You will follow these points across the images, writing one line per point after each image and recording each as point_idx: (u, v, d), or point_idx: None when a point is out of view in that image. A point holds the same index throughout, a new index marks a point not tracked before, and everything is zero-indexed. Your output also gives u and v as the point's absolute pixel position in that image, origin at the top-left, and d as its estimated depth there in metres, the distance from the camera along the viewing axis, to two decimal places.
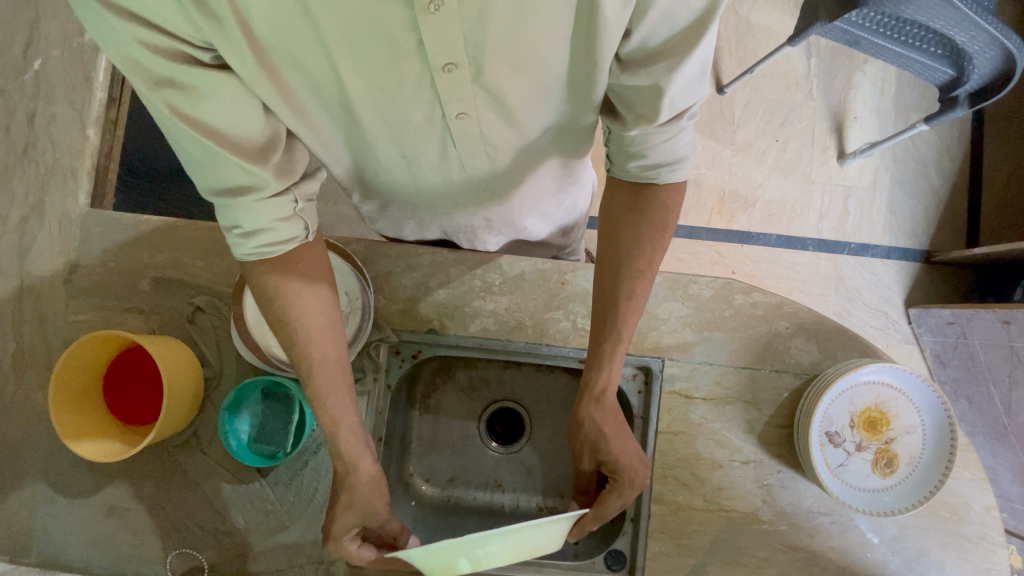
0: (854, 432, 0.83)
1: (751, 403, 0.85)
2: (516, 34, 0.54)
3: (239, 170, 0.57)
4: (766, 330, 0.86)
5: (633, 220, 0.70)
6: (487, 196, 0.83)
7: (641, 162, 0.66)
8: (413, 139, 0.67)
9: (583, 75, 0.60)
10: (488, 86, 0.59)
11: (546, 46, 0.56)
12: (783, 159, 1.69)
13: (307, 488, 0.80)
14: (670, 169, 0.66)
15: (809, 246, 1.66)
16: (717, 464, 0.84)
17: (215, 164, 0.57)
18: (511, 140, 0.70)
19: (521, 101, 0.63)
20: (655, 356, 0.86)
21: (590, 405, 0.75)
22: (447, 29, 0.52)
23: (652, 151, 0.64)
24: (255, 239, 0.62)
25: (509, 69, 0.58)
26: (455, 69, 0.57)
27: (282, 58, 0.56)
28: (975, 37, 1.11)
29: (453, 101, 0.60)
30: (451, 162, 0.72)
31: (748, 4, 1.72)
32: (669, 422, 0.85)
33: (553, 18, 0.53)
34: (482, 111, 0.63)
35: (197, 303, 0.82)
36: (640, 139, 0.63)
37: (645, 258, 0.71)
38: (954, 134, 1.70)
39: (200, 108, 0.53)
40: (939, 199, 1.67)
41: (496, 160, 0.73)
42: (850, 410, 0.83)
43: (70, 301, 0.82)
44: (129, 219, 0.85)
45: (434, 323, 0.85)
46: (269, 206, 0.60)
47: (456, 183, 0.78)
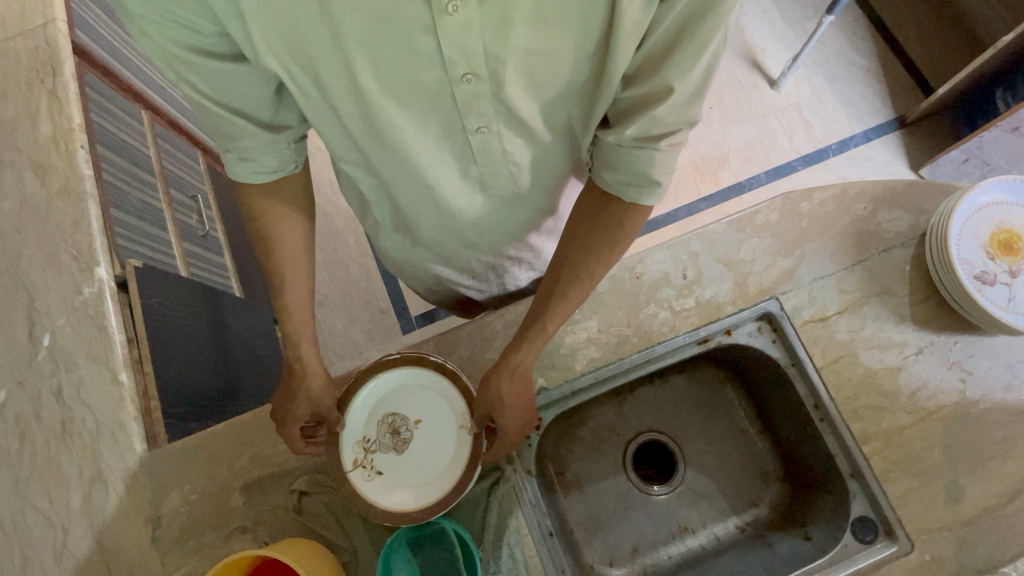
0: (998, 262, 0.78)
1: (885, 293, 0.78)
2: (536, 41, 0.52)
3: (235, 121, 0.60)
4: (849, 220, 0.81)
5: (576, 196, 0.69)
6: (519, 212, 0.84)
7: (612, 175, 0.62)
8: (433, 164, 0.66)
9: (592, 83, 0.59)
10: (508, 104, 0.58)
11: (564, 57, 0.54)
12: (727, 110, 1.76)
13: None
14: (639, 192, 0.61)
15: (798, 166, 1.69)
16: (895, 369, 0.75)
17: (215, 114, 0.59)
18: (527, 156, 0.69)
19: (535, 113, 0.62)
20: (768, 298, 0.79)
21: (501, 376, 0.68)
22: (464, 36, 0.49)
23: (625, 166, 0.60)
24: (243, 163, 0.63)
25: (526, 84, 0.57)
26: (474, 82, 0.55)
27: (299, 65, 0.54)
28: None
29: (473, 116, 0.59)
30: (471, 177, 0.70)
31: None
32: (823, 354, 0.77)
33: (569, 36, 0.52)
34: (501, 125, 0.62)
35: (299, 487, 0.74)
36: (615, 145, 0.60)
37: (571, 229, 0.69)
38: (850, 19, 1.82)
39: (202, 76, 0.55)
40: (875, 73, 1.75)
41: (518, 176, 0.72)
42: (979, 244, 0.78)
43: (171, 557, 0.73)
44: (190, 443, 0.77)
45: (540, 381, 0.78)
46: (263, 145, 0.62)
47: (483, 202, 0.77)
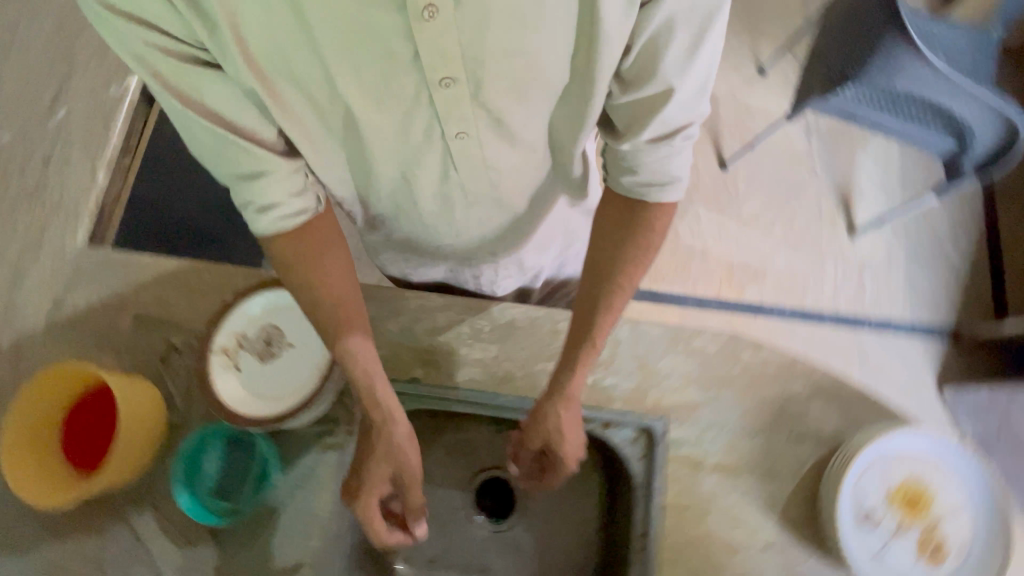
0: (890, 511, 0.73)
1: (769, 474, 0.75)
2: (510, 45, 0.55)
3: (246, 154, 0.60)
4: (779, 391, 0.78)
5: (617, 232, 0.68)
6: (495, 226, 0.86)
7: (632, 178, 0.65)
8: (416, 163, 0.68)
9: (583, 94, 0.62)
10: (488, 105, 0.61)
11: (543, 62, 0.57)
12: (791, 233, 1.68)
13: (262, 556, 0.72)
14: (661, 189, 0.65)
15: (827, 319, 1.59)
16: (733, 547, 0.73)
17: (225, 150, 0.60)
18: (514, 164, 0.71)
19: (521, 121, 0.64)
20: (658, 417, 0.77)
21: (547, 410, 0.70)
22: (440, 39, 0.52)
23: (643, 166, 0.64)
24: (266, 215, 0.63)
25: (509, 89, 0.59)
26: (454, 86, 0.57)
27: (276, 73, 0.57)
28: (973, 110, 1.13)
29: (453, 120, 0.61)
30: (451, 187, 0.72)
31: (746, 89, 1.80)
32: (676, 494, 0.75)
33: (554, 37, 0.55)
34: (483, 131, 0.64)
35: (173, 341, 0.79)
36: (634, 150, 0.63)
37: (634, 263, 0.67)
38: (965, 211, 1.68)
39: (203, 92, 0.56)
40: (960, 275, 1.61)
41: (499, 185, 0.73)
42: (880, 484, 0.73)
43: (50, 338, 0.81)
44: (119, 257, 0.85)
45: (417, 372, 0.80)
46: (280, 180, 0.62)
47: (460, 215, 0.79)
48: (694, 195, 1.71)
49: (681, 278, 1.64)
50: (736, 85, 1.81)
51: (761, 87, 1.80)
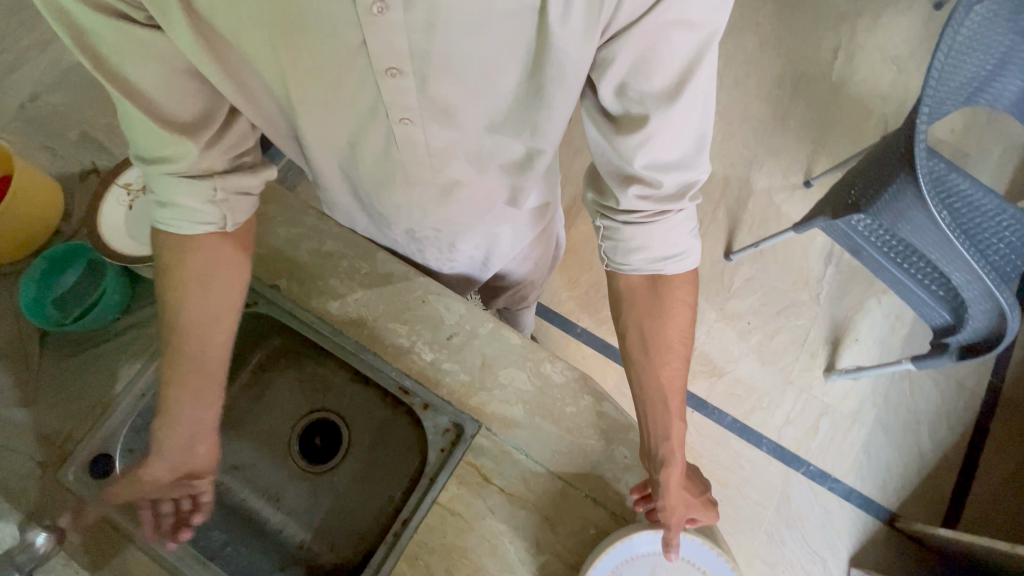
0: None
1: (548, 521, 0.71)
2: (461, 47, 0.54)
3: (161, 140, 0.62)
4: (600, 448, 0.74)
5: (655, 334, 0.68)
6: (428, 211, 0.83)
7: (644, 255, 0.64)
8: (364, 138, 0.68)
9: (534, 104, 0.61)
10: (433, 99, 0.60)
11: (497, 65, 0.57)
12: (767, 346, 1.59)
13: (71, 376, 0.77)
14: (674, 260, 0.64)
15: (764, 445, 1.50)
16: (478, 572, 0.69)
17: (140, 132, 0.62)
18: (460, 154, 0.70)
19: (470, 116, 0.63)
20: (473, 419, 0.76)
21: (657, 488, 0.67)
22: (389, 31, 0.52)
23: (654, 243, 0.63)
24: (164, 211, 0.65)
25: (457, 85, 0.59)
26: (399, 76, 0.57)
27: (222, 29, 0.56)
28: (970, 282, 1.04)
29: (397, 107, 0.61)
30: (393, 168, 0.72)
31: (784, 193, 1.74)
32: (451, 497, 0.73)
33: (511, 45, 0.54)
34: (428, 122, 0.63)
35: (98, 166, 0.86)
36: (640, 222, 0.62)
37: (674, 366, 0.68)
38: (959, 402, 1.54)
39: (129, 66, 0.57)
40: (924, 462, 1.48)
41: (440, 173, 0.73)
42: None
43: (10, 122, 0.89)
44: (101, 83, 0.93)
45: (282, 282, 0.82)
46: (184, 187, 0.63)
47: (396, 192, 0.78)
48: None
49: None
50: (776, 186, 1.75)
51: (800, 196, 1.74)
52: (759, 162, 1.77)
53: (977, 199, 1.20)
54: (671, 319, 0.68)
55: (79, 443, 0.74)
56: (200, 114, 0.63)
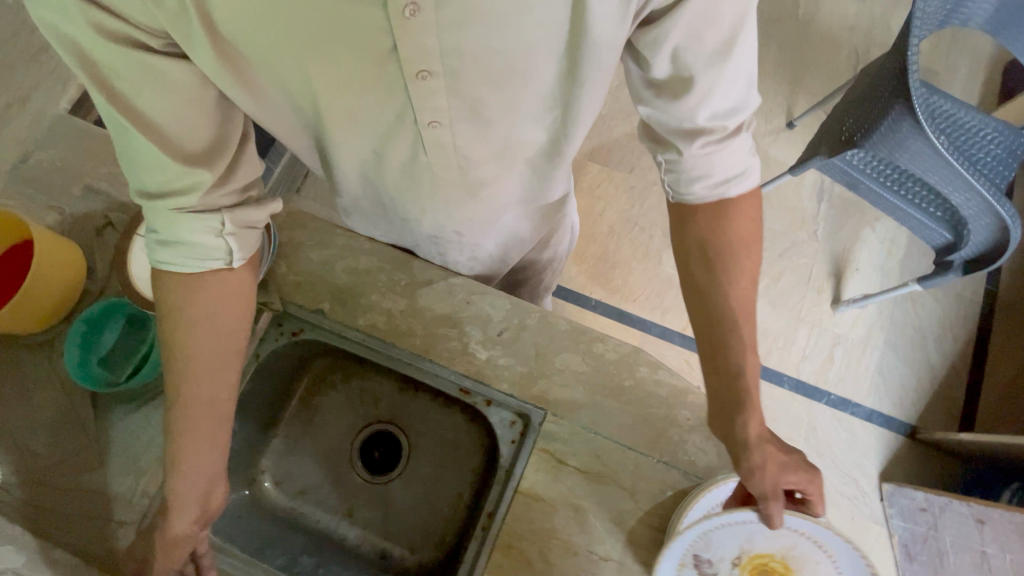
0: (739, 572, 0.69)
1: (627, 491, 0.75)
2: (492, 47, 0.56)
3: (168, 173, 0.59)
4: (663, 415, 0.77)
5: (715, 266, 0.65)
6: (454, 212, 0.86)
7: (707, 181, 0.61)
8: (387, 140, 0.70)
9: (568, 92, 0.64)
10: (464, 97, 0.62)
11: (525, 57, 0.58)
12: (775, 289, 1.64)
13: (131, 434, 0.76)
14: (739, 182, 0.61)
15: (785, 384, 1.55)
16: (571, 550, 0.73)
17: (147, 163, 0.58)
18: (484, 152, 0.72)
19: (497, 113, 0.66)
20: (538, 407, 0.78)
21: (736, 443, 0.65)
22: (422, 37, 0.54)
23: (716, 167, 0.60)
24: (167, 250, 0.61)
25: (487, 83, 0.61)
26: (430, 77, 0.59)
27: (241, 44, 0.56)
28: (970, 199, 1.09)
29: (427, 109, 0.63)
30: (420, 168, 0.74)
31: (769, 138, 1.78)
32: (531, 485, 0.75)
33: (545, 36, 0.56)
34: (456, 121, 0.66)
35: (110, 218, 0.84)
36: (705, 161, 0.60)
37: (740, 296, 0.65)
38: (959, 313, 1.62)
39: (146, 99, 0.55)
40: (935, 373, 1.56)
41: (466, 172, 0.75)
42: (744, 544, 0.69)
43: (7, 185, 0.86)
44: (92, 131, 0.90)
45: (325, 305, 0.82)
46: (193, 222, 0.61)
47: (421, 192, 0.80)
48: None
49: (651, 304, 1.62)
50: (761, 132, 1.78)
51: (785, 138, 1.77)
52: None
53: (961, 117, 1.25)
54: (737, 251, 0.64)
55: (154, 496, 0.74)
56: (209, 141, 0.61)
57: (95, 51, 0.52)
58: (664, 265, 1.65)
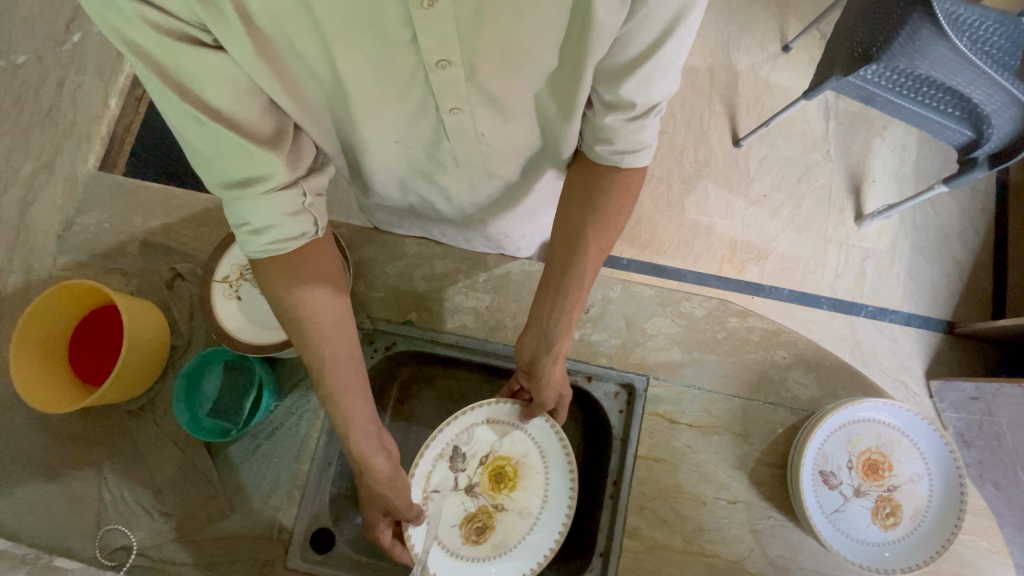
0: (479, 470, 0.79)
1: (742, 436, 0.78)
2: (508, 31, 0.51)
3: (243, 156, 0.51)
4: (760, 359, 0.81)
5: (584, 207, 0.66)
6: (485, 196, 0.81)
7: (608, 145, 0.62)
8: (406, 128, 0.64)
9: (570, 81, 0.57)
10: (484, 86, 0.57)
11: (542, 37, 0.52)
12: (799, 215, 1.66)
13: (256, 474, 0.77)
14: (634, 156, 0.62)
15: (823, 304, 1.58)
16: (699, 500, 0.76)
17: (220, 153, 0.51)
18: (511, 136, 0.67)
19: (516, 97, 0.60)
20: (640, 373, 0.80)
21: (542, 364, 0.70)
22: (441, 25, 0.49)
23: (620, 137, 0.61)
24: (263, 236, 0.56)
25: (504, 68, 0.55)
26: (449, 67, 0.54)
27: (278, 35, 0.50)
28: (993, 95, 1.11)
29: (448, 98, 0.57)
30: (443, 157, 0.69)
31: (768, 65, 1.77)
32: (650, 448, 0.78)
33: (554, 18, 0.50)
34: (477, 109, 0.60)
35: (177, 269, 0.83)
36: (611, 131, 0.60)
37: (605, 236, 0.67)
38: (976, 206, 1.66)
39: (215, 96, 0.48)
40: (962, 269, 1.61)
41: (489, 159, 0.70)
42: (494, 445, 0.79)
43: (60, 255, 0.84)
44: (131, 184, 0.87)
45: (412, 315, 0.83)
46: (278, 198, 0.54)
47: (450, 179, 0.75)
48: (703, 170, 1.70)
49: (682, 253, 1.63)
50: (758, 61, 1.77)
51: (783, 63, 1.77)
52: (735, 43, 1.79)
53: None
54: (613, 209, 0.66)
55: (292, 529, 0.74)
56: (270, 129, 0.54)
57: (152, 47, 0.45)
58: (688, 212, 1.67)
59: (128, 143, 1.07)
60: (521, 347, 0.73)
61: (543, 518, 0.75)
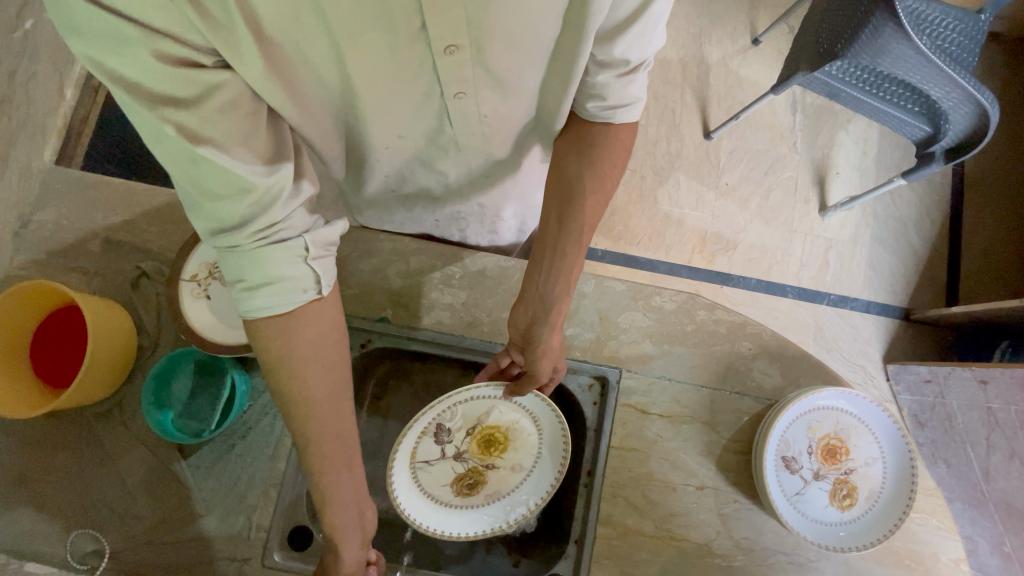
0: (467, 439, 0.80)
1: (709, 425, 0.81)
2: (516, 11, 0.53)
3: (240, 204, 0.49)
4: (727, 350, 0.84)
5: (581, 163, 0.68)
6: (481, 178, 0.82)
7: (598, 102, 0.64)
8: (411, 118, 0.66)
9: (570, 54, 0.59)
10: (489, 67, 0.59)
11: (544, 16, 0.54)
12: (766, 207, 1.70)
13: (231, 475, 0.76)
14: (625, 110, 0.65)
15: (789, 293, 1.63)
16: (670, 487, 0.79)
17: (217, 195, 0.49)
18: (510, 117, 0.69)
19: (519, 76, 0.62)
20: (612, 366, 0.82)
21: (540, 330, 0.71)
22: (451, 11, 0.51)
23: (611, 93, 0.63)
24: (264, 291, 0.53)
25: (509, 47, 0.57)
26: (457, 52, 0.56)
27: (288, 44, 0.52)
28: (950, 92, 1.14)
29: (453, 82, 0.59)
30: (446, 141, 0.71)
31: (738, 59, 1.80)
32: (623, 437, 0.81)
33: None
34: (481, 90, 0.62)
35: (143, 267, 0.81)
36: (603, 89, 0.62)
37: (600, 193, 0.69)
38: (933, 197, 1.73)
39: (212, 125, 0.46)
40: (919, 258, 1.68)
41: (490, 141, 0.72)
42: (482, 415, 0.80)
43: (16, 254, 0.81)
44: (91, 179, 0.84)
45: (388, 312, 0.83)
46: (276, 253, 0.52)
47: (446, 164, 0.76)
48: (676, 162, 1.73)
49: (655, 244, 1.66)
50: (728, 53, 1.80)
51: (752, 56, 1.80)
52: (706, 35, 1.81)
53: None
54: (608, 156, 0.68)
55: (269, 528, 0.74)
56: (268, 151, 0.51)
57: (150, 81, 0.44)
58: (661, 203, 1.69)
59: (87, 131, 1.03)
60: (516, 322, 0.74)
61: (538, 475, 0.78)
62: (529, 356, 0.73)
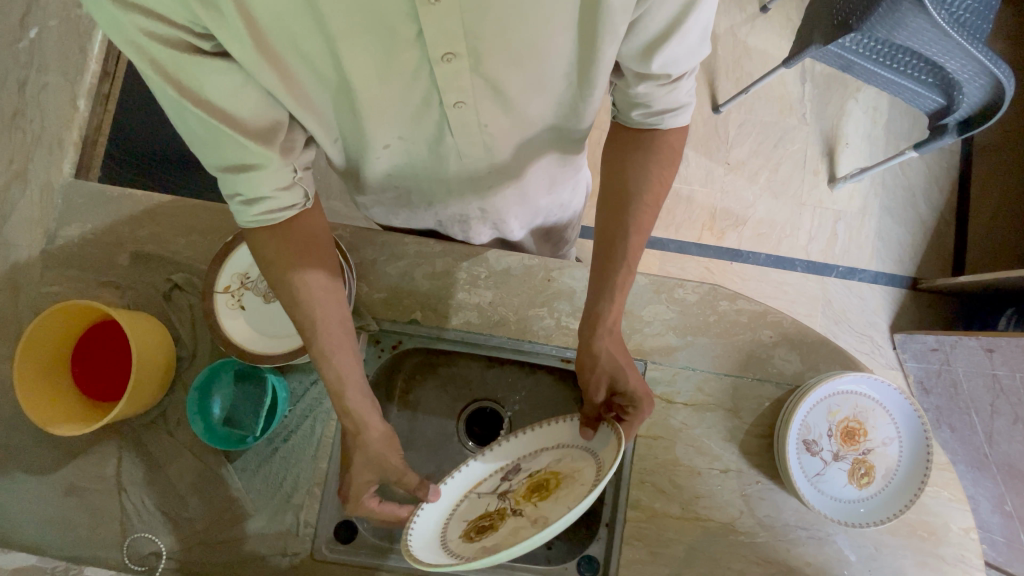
0: (522, 481, 0.69)
1: (732, 411, 0.84)
2: (515, 22, 0.52)
3: (239, 147, 0.54)
4: (749, 339, 0.86)
5: (631, 168, 0.68)
6: (484, 185, 0.81)
7: (643, 110, 0.64)
8: (410, 121, 0.65)
9: (583, 64, 0.59)
10: (488, 77, 0.58)
11: (544, 33, 0.54)
12: (775, 180, 1.70)
13: (276, 475, 0.79)
14: (672, 115, 0.64)
15: (798, 267, 1.64)
16: (695, 471, 0.83)
17: (221, 144, 0.54)
18: (513, 129, 0.69)
19: (520, 89, 0.61)
20: (638, 359, 0.85)
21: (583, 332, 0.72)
22: (447, 20, 0.51)
23: (656, 101, 0.62)
24: (257, 206, 0.59)
25: (509, 61, 0.57)
26: (454, 60, 0.55)
27: (280, 38, 0.51)
28: (966, 65, 1.12)
29: (452, 91, 0.59)
30: (447, 151, 0.71)
31: (746, 28, 1.76)
32: (649, 426, 0.84)
33: (559, 6, 0.52)
34: (481, 101, 0.62)
35: (174, 280, 0.82)
36: (646, 98, 0.62)
37: (652, 195, 0.68)
38: (942, 165, 1.73)
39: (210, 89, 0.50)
40: (927, 227, 1.69)
41: (492, 149, 0.71)
42: (551, 462, 0.70)
43: (46, 270, 0.82)
44: (113, 192, 0.85)
45: (417, 314, 0.85)
46: (270, 175, 0.57)
47: (453, 170, 0.76)
48: None
49: (664, 222, 1.67)
50: (737, 23, 1.76)
51: (762, 25, 1.76)
52: None
53: None
54: (657, 161, 0.67)
55: (316, 524, 0.78)
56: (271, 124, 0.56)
57: (155, 52, 0.47)
58: None
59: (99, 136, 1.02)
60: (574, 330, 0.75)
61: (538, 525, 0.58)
62: (580, 363, 0.74)
